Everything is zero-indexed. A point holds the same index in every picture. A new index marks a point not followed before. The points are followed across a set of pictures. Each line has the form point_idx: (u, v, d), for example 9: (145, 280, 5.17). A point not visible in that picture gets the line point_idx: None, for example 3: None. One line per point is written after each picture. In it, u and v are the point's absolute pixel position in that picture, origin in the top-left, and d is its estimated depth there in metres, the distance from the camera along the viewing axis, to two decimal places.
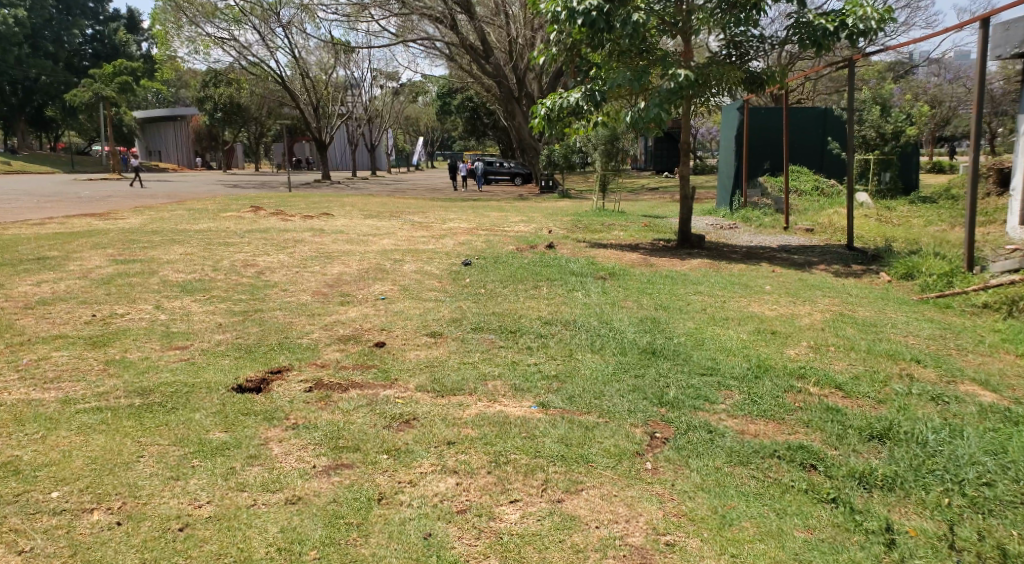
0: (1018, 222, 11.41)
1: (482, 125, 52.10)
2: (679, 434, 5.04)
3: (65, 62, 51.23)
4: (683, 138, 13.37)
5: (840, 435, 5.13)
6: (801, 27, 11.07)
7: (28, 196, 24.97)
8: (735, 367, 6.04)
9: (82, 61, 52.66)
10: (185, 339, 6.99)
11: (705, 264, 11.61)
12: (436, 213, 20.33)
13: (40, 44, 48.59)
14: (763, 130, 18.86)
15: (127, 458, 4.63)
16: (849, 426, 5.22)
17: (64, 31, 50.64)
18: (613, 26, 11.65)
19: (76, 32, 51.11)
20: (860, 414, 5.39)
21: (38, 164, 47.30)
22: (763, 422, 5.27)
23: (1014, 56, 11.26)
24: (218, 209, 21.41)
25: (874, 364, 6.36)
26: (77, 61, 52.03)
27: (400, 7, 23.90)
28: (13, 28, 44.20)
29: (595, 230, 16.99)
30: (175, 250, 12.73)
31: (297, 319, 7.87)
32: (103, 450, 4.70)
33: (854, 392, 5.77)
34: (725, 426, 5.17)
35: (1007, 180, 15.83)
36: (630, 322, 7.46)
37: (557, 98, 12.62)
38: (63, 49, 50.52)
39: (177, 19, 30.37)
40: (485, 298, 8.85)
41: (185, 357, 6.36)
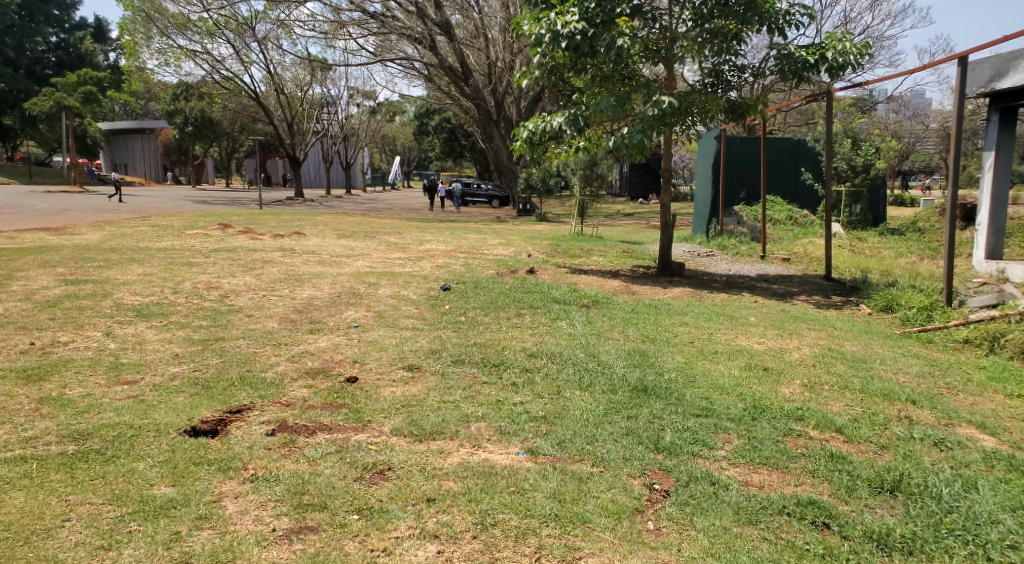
0: (985, 254, 11.12)
1: (458, 147, 51.71)
2: (680, 487, 4.61)
3: (26, 70, 49.87)
4: (664, 164, 13.03)
5: (850, 487, 4.72)
6: (783, 61, 10.75)
7: None
8: (734, 407, 5.62)
9: (45, 69, 51.43)
10: (135, 372, 6.47)
11: (687, 293, 11.25)
12: (411, 233, 19.86)
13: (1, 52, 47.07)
14: (738, 159, 18.61)
15: (50, 523, 4.14)
16: (859, 477, 4.81)
17: (27, 39, 49.15)
18: (597, 51, 11.31)
19: (39, 40, 49.80)
20: (869, 464, 4.97)
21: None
22: (767, 471, 4.86)
23: (980, 94, 10.84)
24: (185, 226, 20.77)
25: (873, 406, 5.91)
26: (42, 71, 50.99)
27: (378, 25, 23.53)
28: None
29: (573, 254, 16.65)
30: (133, 269, 12.17)
31: (261, 349, 7.38)
32: (22, 512, 4.21)
33: (856, 436, 5.35)
34: (728, 476, 4.74)
35: (971, 215, 15.68)
36: (618, 355, 7.04)
37: (539, 121, 12.23)
38: (27, 58, 49.43)
39: (148, 30, 29.58)
40: (460, 327, 8.40)
41: (133, 393, 5.86)
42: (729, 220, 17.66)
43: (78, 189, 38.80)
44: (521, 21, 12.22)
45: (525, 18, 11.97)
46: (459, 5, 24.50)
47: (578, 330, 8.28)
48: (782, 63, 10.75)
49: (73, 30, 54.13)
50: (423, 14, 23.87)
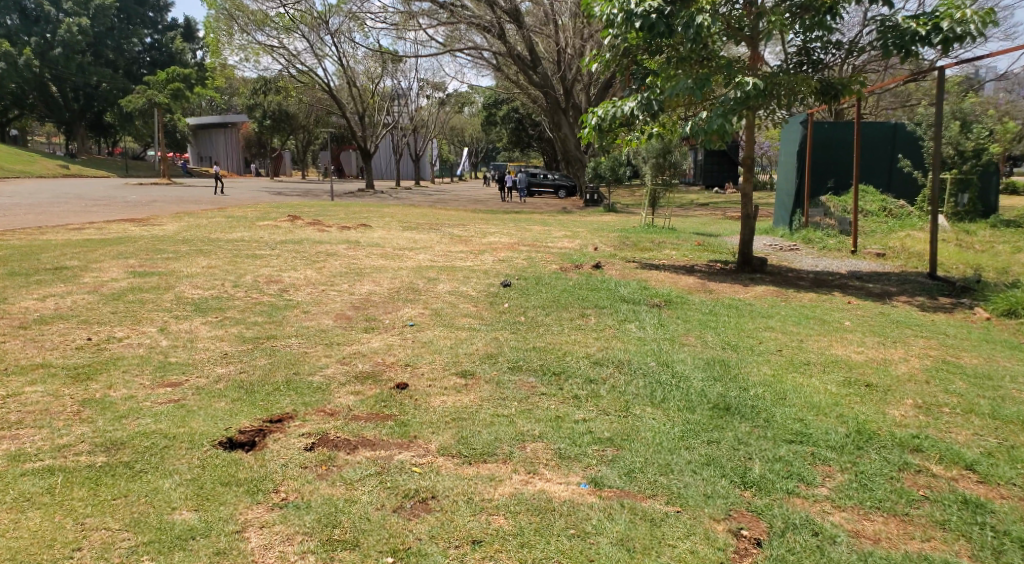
0: None
1: (527, 136, 51.30)
2: (773, 535, 4.17)
3: (125, 70, 51.46)
4: (746, 151, 12.24)
5: (994, 549, 4.17)
6: (889, 35, 9.87)
7: (75, 200, 24.62)
8: (828, 430, 5.16)
9: (141, 68, 52.72)
10: (182, 373, 6.05)
11: (770, 292, 10.53)
12: (477, 225, 19.45)
13: (102, 53, 49.29)
14: (826, 145, 17.58)
15: (60, 553, 3.81)
16: (1004, 535, 4.25)
17: (123, 40, 50.29)
18: (674, 31, 10.64)
19: (135, 42, 50.77)
20: (1014, 515, 4.41)
21: (90, 167, 47.47)
22: (881, 518, 4.35)
23: None
24: (256, 217, 20.75)
25: (1011, 436, 5.32)
26: (137, 69, 52.40)
27: (447, 14, 23.29)
28: (77, 36, 45.62)
29: (644, 247, 16.00)
30: (198, 262, 11.95)
31: (316, 350, 6.95)
32: (34, 538, 3.88)
33: (995, 478, 4.77)
34: (834, 525, 4.26)
35: None
36: (695, 366, 6.48)
37: (610, 106, 11.61)
38: (125, 58, 50.85)
39: (229, 27, 29.98)
40: (522, 328, 7.90)
41: (173, 398, 5.44)
42: (814, 211, 16.70)
43: (164, 181, 39.47)
44: (592, 3, 11.62)
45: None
46: None
47: (650, 334, 7.66)
48: (886, 37, 9.90)
49: (166, 31, 54.81)
50: (493, 2, 23.40)
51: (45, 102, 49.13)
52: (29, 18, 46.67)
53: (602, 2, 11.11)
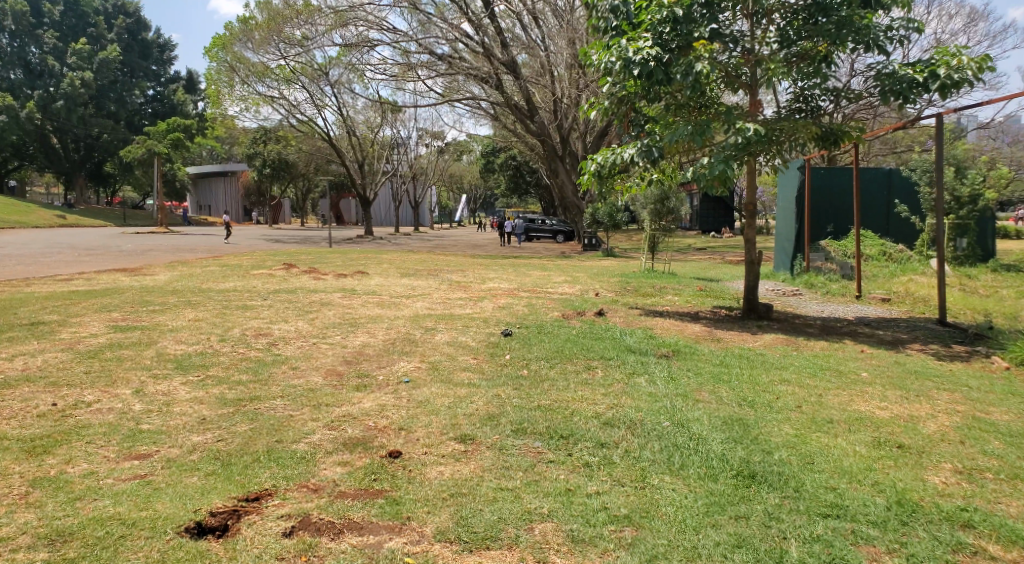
0: None
1: (525, 183, 51.13)
2: None
3: (126, 121, 51.18)
4: (748, 197, 11.78)
5: None
6: (886, 81, 9.46)
7: (68, 250, 24.23)
8: (867, 502, 4.76)
9: (142, 119, 52.37)
10: (150, 444, 5.50)
11: (780, 340, 10.06)
12: (475, 272, 19.02)
13: (104, 104, 48.74)
14: (824, 191, 17.18)
15: None
16: None
17: (125, 92, 50.08)
18: (673, 78, 10.26)
19: (137, 93, 50.54)
20: None
21: (88, 216, 47.10)
22: None
23: None
24: (251, 265, 20.31)
25: None
26: (139, 120, 52.12)
27: (446, 66, 23.13)
28: (80, 89, 45.60)
29: (646, 293, 15.57)
30: (185, 314, 11.42)
31: (304, 414, 6.38)
32: None
33: None
34: None
35: None
36: (716, 426, 5.97)
37: (609, 153, 11.20)
38: (127, 111, 50.24)
39: (230, 79, 29.75)
40: (525, 383, 7.39)
41: (139, 473, 4.97)
42: (816, 256, 16.27)
43: (161, 229, 39.16)
44: (589, 50, 11.25)
45: (593, 45, 11.00)
46: (525, 43, 23.84)
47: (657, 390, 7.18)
48: (884, 83, 9.48)
49: (168, 83, 54.99)
50: (489, 53, 23.34)
51: (45, 153, 48.91)
52: (33, 72, 46.87)
53: (601, 50, 10.70)
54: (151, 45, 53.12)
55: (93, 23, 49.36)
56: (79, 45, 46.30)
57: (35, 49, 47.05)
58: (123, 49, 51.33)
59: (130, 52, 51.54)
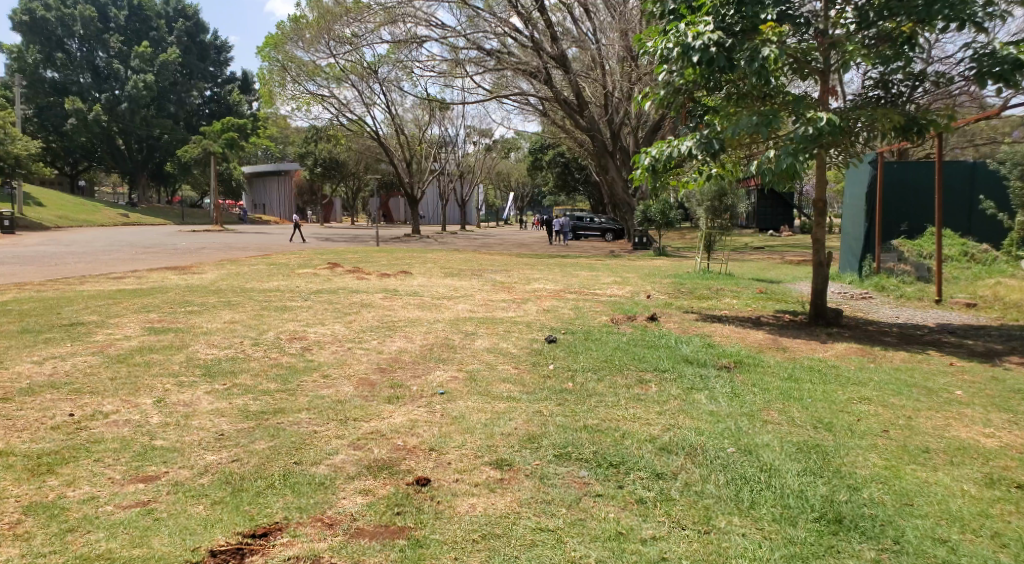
0: None
1: (572, 180, 50.43)
2: None
3: (185, 122, 51.71)
4: (816, 192, 10.98)
5: None
6: (984, 62, 8.64)
7: (125, 248, 24.21)
8: (988, 561, 4.65)
9: (199, 120, 53.10)
10: (159, 463, 5.05)
11: (853, 350, 9.31)
12: (522, 271, 18.45)
13: (164, 106, 49.06)
14: (898, 187, 16.09)
15: None
16: None
17: (184, 93, 50.78)
18: (735, 65, 9.59)
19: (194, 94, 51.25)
20: None
21: (146, 215, 47.54)
22: None
23: None
24: (298, 264, 19.99)
25: None
26: (196, 121, 52.74)
27: (494, 61, 22.53)
28: (143, 92, 45.54)
29: (701, 296, 14.82)
30: (223, 316, 10.93)
31: (331, 431, 5.83)
32: None
33: None
34: None
35: None
36: (786, 455, 5.61)
37: (664, 146, 10.53)
38: (185, 111, 50.81)
39: (282, 78, 29.49)
40: (570, 398, 6.79)
41: (142, 500, 4.63)
42: (888, 256, 15.30)
43: (216, 227, 39.32)
44: (644, 37, 10.61)
45: (649, 31, 10.40)
46: (575, 36, 23.51)
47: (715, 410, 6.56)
48: (980, 65, 8.67)
49: (225, 84, 55.54)
50: (538, 47, 22.69)
51: (111, 155, 49.37)
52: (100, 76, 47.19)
53: (656, 36, 10.10)
54: (209, 47, 53.41)
55: (157, 27, 49.62)
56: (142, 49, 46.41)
57: (102, 54, 47.50)
58: (182, 52, 51.52)
59: (189, 54, 51.84)
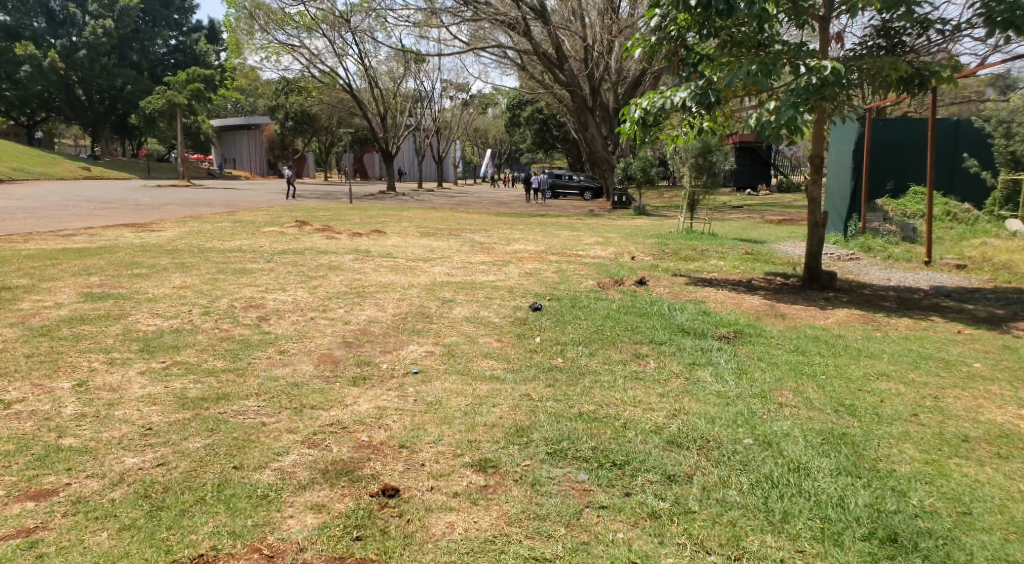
0: None
1: (551, 137, 49.21)
2: None
3: (149, 73, 49.43)
4: (812, 150, 10.11)
5: None
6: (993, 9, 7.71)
7: (87, 203, 23.01)
8: None
9: (165, 71, 50.74)
10: (61, 473, 4.54)
11: (858, 317, 8.54)
12: (501, 231, 17.54)
13: (126, 55, 47.28)
14: (883, 144, 15.43)
15: None
16: None
17: (148, 43, 48.39)
18: (734, 9, 8.69)
19: (160, 43, 48.78)
20: None
21: (112, 170, 45.85)
22: None
23: None
24: (266, 221, 18.95)
25: None
26: (161, 71, 50.40)
27: (471, 12, 21.42)
28: (103, 38, 43.86)
29: (687, 257, 14.05)
30: (171, 279, 9.44)
31: (282, 425, 5.01)
32: None
33: None
34: None
35: None
36: (813, 449, 4.85)
37: (655, 97, 9.54)
38: (149, 60, 49.12)
39: (250, 27, 28.00)
40: (560, 378, 6.05)
41: (28, 527, 4.15)
42: (874, 216, 14.51)
43: (184, 183, 37.93)
44: None
45: None
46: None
47: (721, 397, 5.80)
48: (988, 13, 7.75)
49: (191, 33, 52.95)
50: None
51: (69, 104, 47.48)
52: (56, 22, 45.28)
53: None
54: None
55: None
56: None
57: None
58: None
59: None
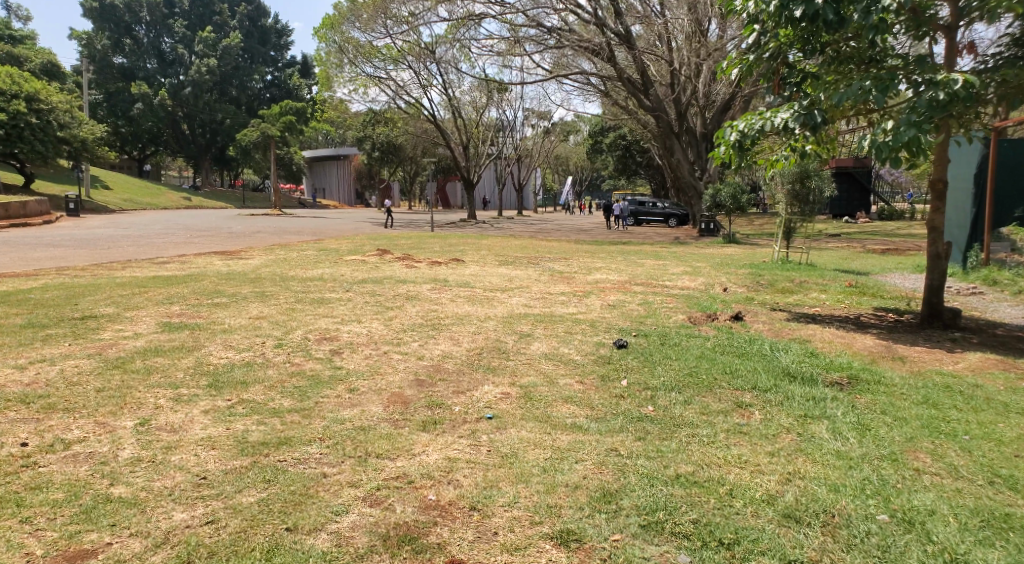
0: None
1: (634, 164, 48.37)
2: None
3: (246, 106, 50.33)
4: (934, 173, 9.21)
5: None
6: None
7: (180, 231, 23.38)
8: None
9: (262, 105, 51.66)
10: (104, 532, 4.32)
11: (984, 360, 7.68)
12: (584, 260, 16.94)
13: (227, 90, 48.45)
14: (1011, 167, 13.52)
15: None
16: None
17: (247, 78, 49.36)
18: (845, 20, 7.97)
19: (257, 78, 49.74)
20: None
21: (205, 199, 47.01)
22: None
23: None
24: (348, 250, 18.77)
25: None
26: (257, 106, 51.19)
27: (555, 40, 21.07)
28: (205, 75, 44.75)
29: (784, 289, 13.24)
30: (249, 308, 9.11)
31: (343, 478, 4.74)
32: None
33: None
34: None
35: None
36: (957, 534, 4.72)
37: (754, 118, 8.82)
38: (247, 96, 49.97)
39: (340, 59, 28.26)
40: (653, 431, 5.59)
41: None
42: (999, 247, 13.27)
43: (273, 211, 38.54)
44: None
45: None
46: (641, 12, 21.64)
47: (842, 458, 5.38)
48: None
49: (285, 68, 54.33)
50: (602, 23, 21.27)
51: (175, 138, 48.79)
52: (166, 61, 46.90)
53: None
54: (270, 31, 52.56)
55: (220, 11, 48.61)
56: (206, 33, 45.36)
57: (169, 39, 47.08)
58: (244, 36, 50.83)
59: (251, 39, 51.20)
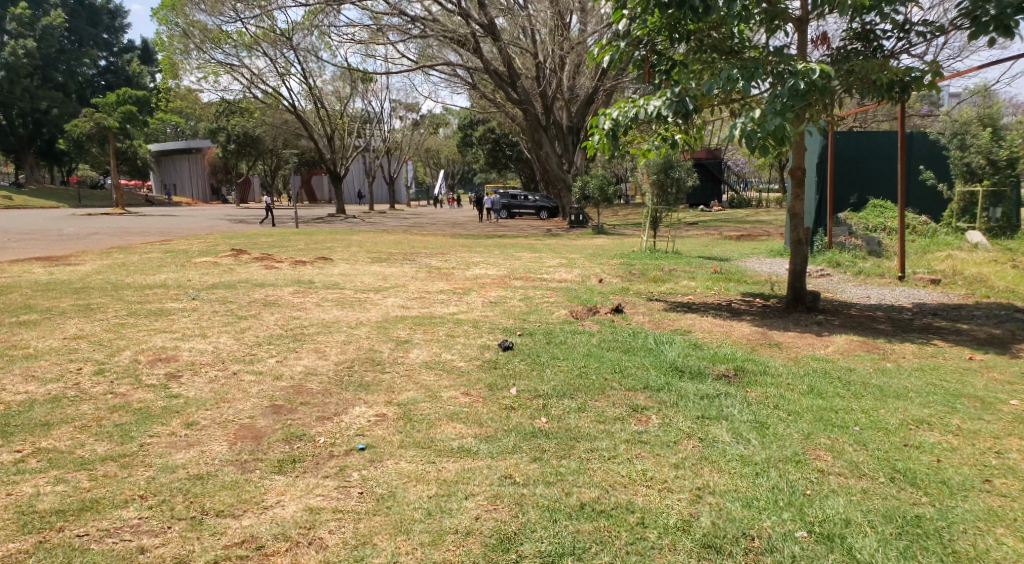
0: None
1: (504, 157, 47.95)
2: None
3: (77, 95, 47.04)
4: (794, 159, 8.87)
5: None
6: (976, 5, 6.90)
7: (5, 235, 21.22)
8: None
9: (94, 91, 48.68)
10: None
11: (860, 343, 7.38)
12: (459, 255, 16.24)
13: (51, 76, 44.63)
14: (850, 157, 14.24)
15: None
16: None
17: (74, 62, 46.11)
18: (710, 8, 7.53)
19: (87, 62, 46.63)
20: None
21: (40, 198, 43.49)
22: None
23: None
24: (201, 251, 17.36)
25: None
26: (90, 93, 48.13)
27: (418, 29, 20.10)
28: (24, 59, 40.92)
29: (657, 278, 12.94)
30: (65, 326, 7.92)
31: (168, 552, 4.12)
32: None
33: None
34: None
35: None
36: (881, 548, 4.20)
37: (626, 107, 8.09)
38: (76, 82, 46.44)
39: (185, 46, 26.23)
40: (548, 448, 4.92)
41: None
42: (838, 230, 13.20)
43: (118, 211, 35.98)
44: None
45: None
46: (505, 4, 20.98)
47: (747, 464, 4.81)
48: (973, 10, 6.92)
49: (121, 54, 51.67)
50: (466, 13, 20.50)
51: None
52: None
53: None
54: (98, 11, 49.34)
55: None
56: (18, 9, 41.12)
57: None
58: (69, 16, 47.37)
59: (77, 18, 47.75)
